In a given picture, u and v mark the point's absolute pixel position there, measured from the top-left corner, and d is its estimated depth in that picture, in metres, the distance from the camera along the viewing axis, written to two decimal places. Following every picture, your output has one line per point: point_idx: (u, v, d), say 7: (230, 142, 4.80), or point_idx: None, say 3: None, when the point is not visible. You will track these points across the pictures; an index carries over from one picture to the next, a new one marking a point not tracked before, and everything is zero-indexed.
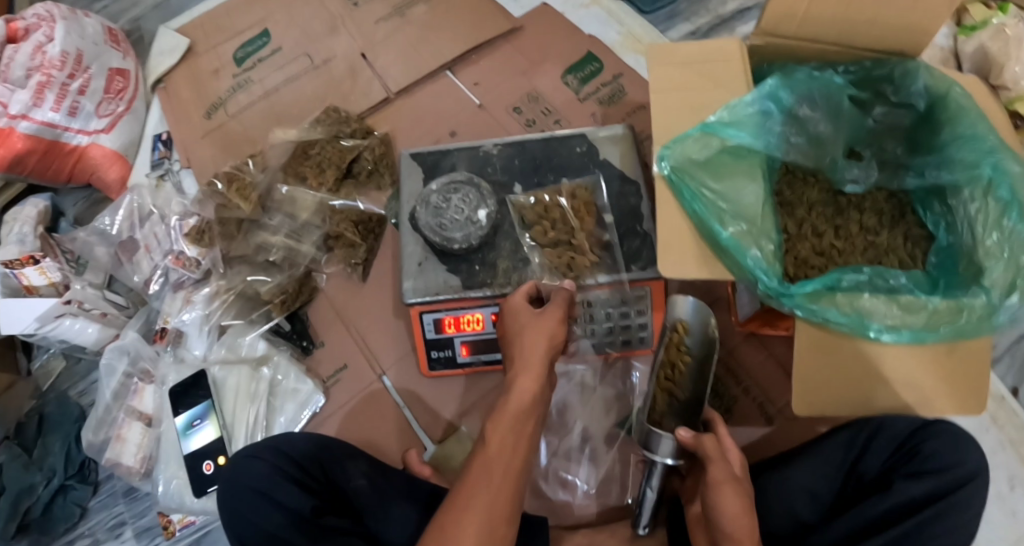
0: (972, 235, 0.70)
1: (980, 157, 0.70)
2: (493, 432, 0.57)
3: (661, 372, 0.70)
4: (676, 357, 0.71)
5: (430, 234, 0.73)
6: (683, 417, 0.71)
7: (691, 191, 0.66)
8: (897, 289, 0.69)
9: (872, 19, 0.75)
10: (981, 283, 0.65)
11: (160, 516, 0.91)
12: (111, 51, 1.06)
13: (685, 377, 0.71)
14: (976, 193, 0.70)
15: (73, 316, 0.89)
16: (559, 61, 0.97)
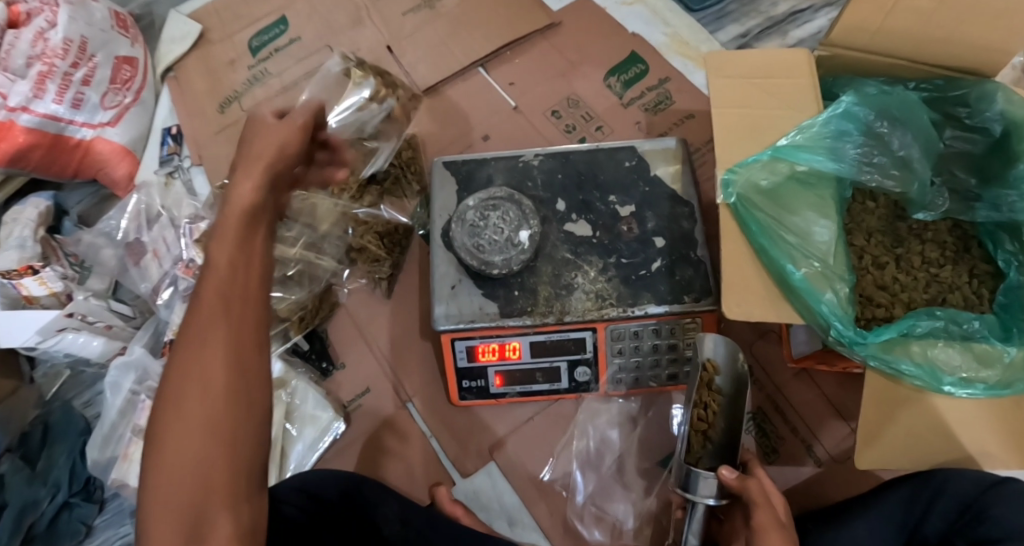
0: None
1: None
2: (220, 246, 0.51)
3: (694, 414, 0.64)
4: (708, 397, 0.64)
5: (465, 256, 0.67)
6: (722, 458, 0.64)
7: (760, 224, 0.61)
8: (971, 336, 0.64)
9: (953, 33, 0.69)
10: None
11: None
12: (119, 39, 0.99)
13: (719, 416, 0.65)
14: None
15: (76, 330, 0.83)
16: (600, 63, 0.90)
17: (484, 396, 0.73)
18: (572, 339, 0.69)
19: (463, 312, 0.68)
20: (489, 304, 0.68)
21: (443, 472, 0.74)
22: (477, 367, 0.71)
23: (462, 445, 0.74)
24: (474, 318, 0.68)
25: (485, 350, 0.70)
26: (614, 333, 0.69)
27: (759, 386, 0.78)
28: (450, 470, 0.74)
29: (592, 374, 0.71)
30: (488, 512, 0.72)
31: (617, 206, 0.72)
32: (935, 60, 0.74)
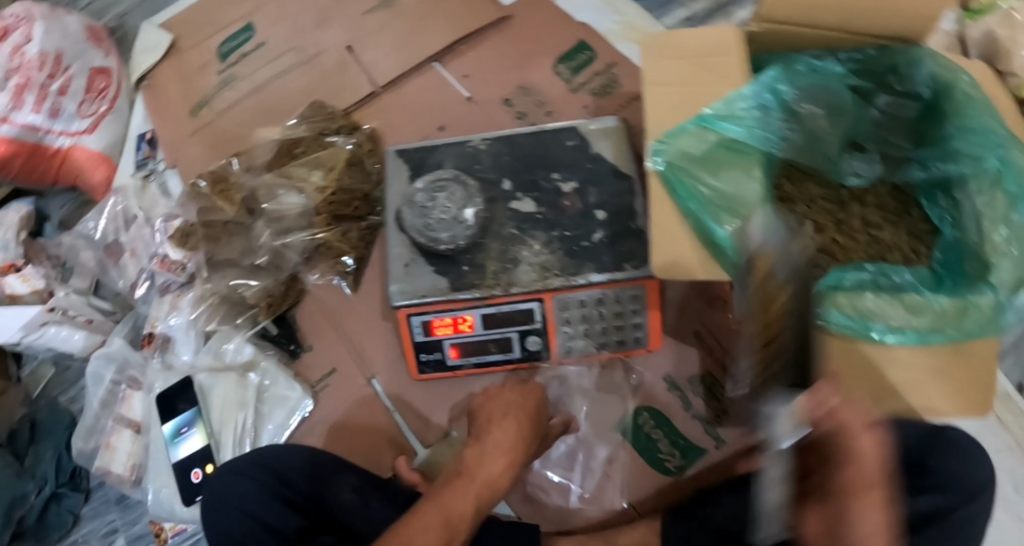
0: (978, 232, 0.66)
1: (986, 150, 0.68)
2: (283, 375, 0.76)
3: None
4: None
5: (415, 236, 0.71)
6: None
7: (686, 189, 0.64)
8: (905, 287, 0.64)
9: None
10: (987, 280, 0.62)
11: (153, 525, 0.89)
12: (93, 50, 1.03)
13: None
14: (982, 185, 0.67)
15: (58, 324, 0.88)
16: (551, 51, 0.94)
17: (441, 368, 0.77)
18: (521, 311, 0.72)
19: (417, 289, 0.72)
20: (440, 280, 0.72)
21: (405, 444, 0.78)
22: (433, 341, 0.75)
23: (426, 420, 0.78)
24: (426, 294, 0.71)
25: (440, 325, 0.73)
26: (561, 304, 0.72)
27: (709, 351, 0.77)
28: (412, 442, 0.77)
29: (543, 343, 0.74)
30: None
31: (560, 183, 0.75)
32: (862, 27, 0.77)
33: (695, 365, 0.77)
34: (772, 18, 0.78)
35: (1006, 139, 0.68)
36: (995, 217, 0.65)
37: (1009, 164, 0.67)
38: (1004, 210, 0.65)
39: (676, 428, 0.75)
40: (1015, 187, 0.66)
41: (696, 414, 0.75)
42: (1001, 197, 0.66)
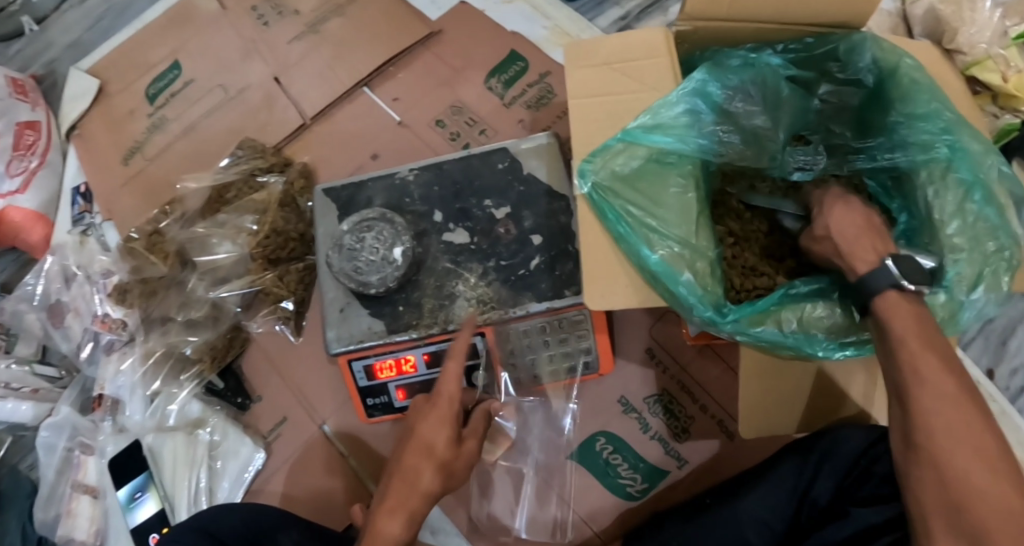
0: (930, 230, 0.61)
1: (937, 136, 0.62)
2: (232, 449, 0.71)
3: None
4: None
5: (345, 280, 0.68)
6: None
7: (614, 212, 0.60)
8: None
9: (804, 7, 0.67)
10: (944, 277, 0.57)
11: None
12: (18, 105, 1.01)
13: None
14: (933, 174, 0.62)
15: (2, 398, 0.86)
16: (481, 66, 0.91)
17: (390, 410, 0.74)
18: None
19: (354, 334, 0.70)
20: (376, 322, 0.70)
21: (361, 489, 0.76)
22: (378, 384, 0.73)
23: (379, 462, 0.76)
24: (364, 338, 0.69)
25: (382, 368, 0.72)
26: (502, 337, 0.70)
27: (663, 369, 0.74)
28: (369, 487, 0.76)
29: (490, 378, 0.71)
30: None
31: (493, 209, 0.73)
32: (796, 19, 0.69)
33: (651, 383, 0.74)
34: (702, 16, 0.68)
35: (952, 123, 0.62)
36: (950, 211, 0.60)
37: (959, 150, 0.61)
38: (957, 201, 0.60)
39: (635, 451, 0.72)
40: (967, 174, 0.60)
41: (656, 435, 0.72)
42: (953, 188, 0.60)
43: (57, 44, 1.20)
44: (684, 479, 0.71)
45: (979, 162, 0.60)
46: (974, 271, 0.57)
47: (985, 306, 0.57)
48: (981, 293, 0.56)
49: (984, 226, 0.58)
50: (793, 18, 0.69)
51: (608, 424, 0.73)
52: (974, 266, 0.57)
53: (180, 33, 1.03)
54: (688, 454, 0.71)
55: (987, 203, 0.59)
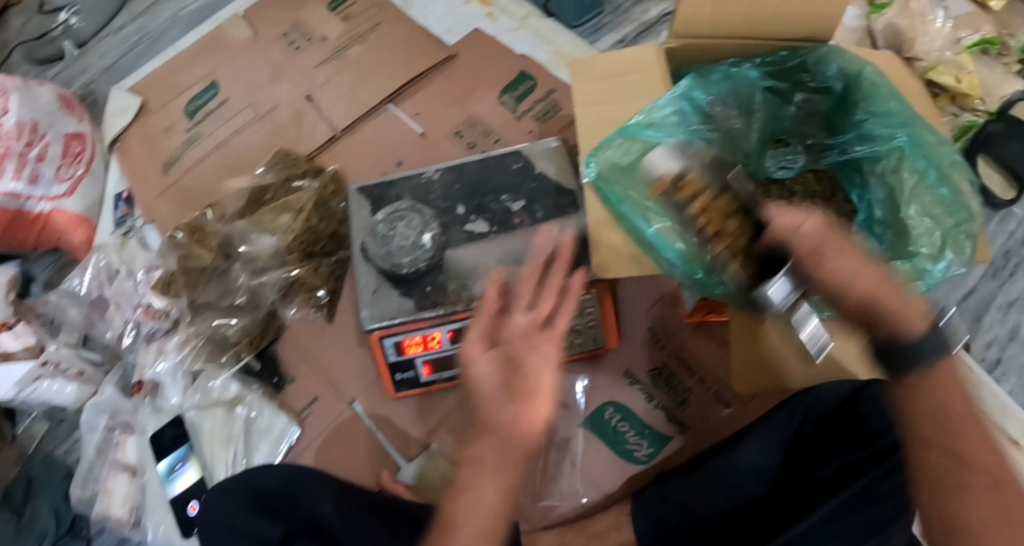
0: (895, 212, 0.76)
1: (894, 130, 0.76)
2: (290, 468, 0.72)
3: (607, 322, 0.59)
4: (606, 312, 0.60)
5: (380, 263, 0.77)
6: None
7: (617, 193, 0.70)
8: None
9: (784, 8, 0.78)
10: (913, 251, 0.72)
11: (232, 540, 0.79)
12: (65, 118, 1.09)
13: None
14: (893, 162, 0.76)
15: (51, 378, 0.93)
16: (493, 85, 1.01)
17: (416, 385, 0.82)
18: None
19: (384, 312, 0.78)
20: (405, 301, 0.78)
21: (389, 460, 0.83)
22: (406, 360, 0.80)
23: (404, 435, 0.84)
24: (394, 315, 0.77)
25: (411, 344, 0.79)
26: None
27: (661, 345, 0.85)
28: (395, 457, 0.83)
29: None
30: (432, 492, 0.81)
31: (509, 203, 0.82)
32: (773, 31, 0.82)
33: (651, 359, 0.84)
34: (691, 34, 0.82)
35: (909, 119, 0.76)
36: (909, 194, 0.75)
37: (915, 141, 0.75)
38: (915, 184, 0.75)
39: (641, 420, 0.82)
40: (923, 162, 0.74)
41: (658, 405, 0.82)
42: (909, 174, 0.75)
43: (93, 69, 1.29)
44: (686, 444, 0.80)
45: (933, 150, 0.74)
46: (936, 245, 0.71)
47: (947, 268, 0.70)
48: (945, 259, 0.71)
49: (937, 204, 0.73)
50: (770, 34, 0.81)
51: (616, 396, 0.83)
52: (935, 238, 0.72)
53: (213, 57, 1.12)
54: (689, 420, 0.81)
55: (940, 182, 0.73)
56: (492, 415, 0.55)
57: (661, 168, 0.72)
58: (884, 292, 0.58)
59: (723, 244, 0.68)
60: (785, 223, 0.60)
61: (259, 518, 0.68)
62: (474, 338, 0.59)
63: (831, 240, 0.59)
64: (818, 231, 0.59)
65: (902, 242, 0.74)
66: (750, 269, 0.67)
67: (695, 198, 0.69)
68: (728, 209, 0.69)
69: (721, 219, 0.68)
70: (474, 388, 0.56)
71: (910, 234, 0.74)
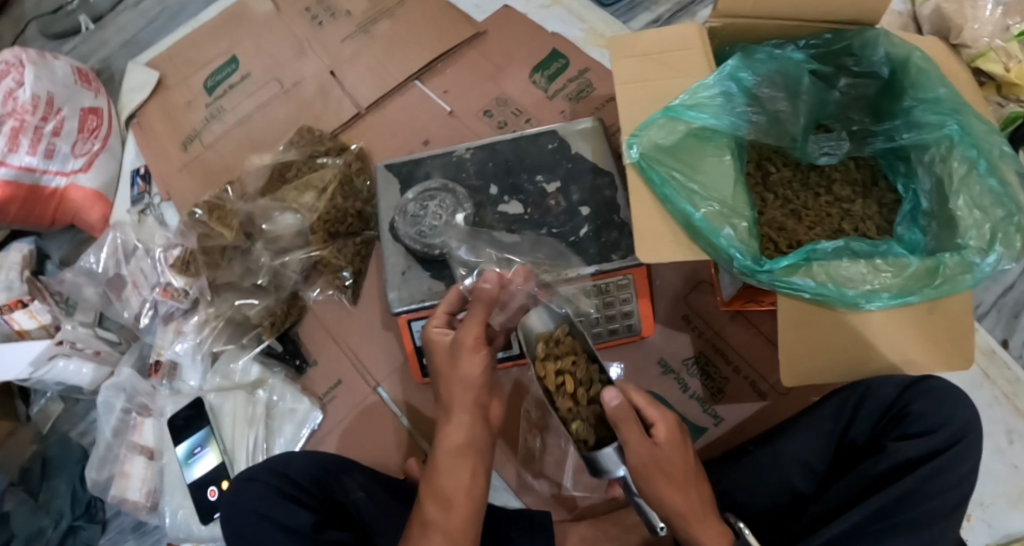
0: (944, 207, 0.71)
1: (943, 118, 0.71)
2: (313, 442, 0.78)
3: (557, 392, 0.63)
4: (549, 370, 0.63)
5: (411, 243, 0.75)
6: (596, 426, 0.61)
7: (660, 176, 0.67)
8: (880, 251, 0.69)
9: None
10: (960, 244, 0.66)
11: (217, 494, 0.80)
12: (82, 92, 1.06)
13: (576, 386, 0.62)
14: (942, 151, 0.71)
15: (67, 357, 0.90)
16: (524, 63, 0.98)
17: None
18: None
19: (415, 295, 0.75)
20: (436, 284, 0.75)
21: (414, 446, 0.81)
22: None
23: (431, 422, 0.81)
24: (424, 298, 0.75)
25: None
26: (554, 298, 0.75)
27: (698, 332, 0.83)
28: (420, 444, 0.81)
29: None
30: None
31: (544, 183, 0.79)
32: (815, 15, 0.77)
33: (688, 346, 0.83)
34: (731, 13, 0.76)
35: (959, 106, 0.70)
36: (957, 184, 0.69)
37: (965, 130, 0.69)
38: (964, 173, 0.69)
39: (675, 410, 0.81)
40: (973, 151, 0.69)
41: (694, 395, 0.81)
42: (958, 163, 0.69)
43: (111, 43, 1.26)
44: (721, 437, 0.80)
45: (982, 140, 0.69)
46: (986, 236, 0.65)
47: (997, 267, 0.64)
48: (993, 256, 0.64)
49: (993, 193, 0.67)
50: (819, 15, 0.77)
51: (651, 386, 0.82)
52: (987, 230, 0.65)
53: (234, 31, 1.09)
54: (724, 412, 0.80)
55: (991, 173, 0.67)
56: (480, 404, 0.61)
57: (539, 327, 0.65)
58: (693, 511, 0.58)
59: (579, 415, 0.62)
60: (641, 440, 0.56)
61: (286, 507, 0.64)
62: (470, 336, 0.61)
63: (681, 470, 0.58)
64: (671, 443, 0.58)
65: (948, 233, 0.69)
66: (594, 427, 0.61)
67: (570, 358, 0.63)
68: (594, 373, 0.62)
69: (586, 381, 0.62)
70: (465, 377, 0.61)
71: (957, 225, 0.67)
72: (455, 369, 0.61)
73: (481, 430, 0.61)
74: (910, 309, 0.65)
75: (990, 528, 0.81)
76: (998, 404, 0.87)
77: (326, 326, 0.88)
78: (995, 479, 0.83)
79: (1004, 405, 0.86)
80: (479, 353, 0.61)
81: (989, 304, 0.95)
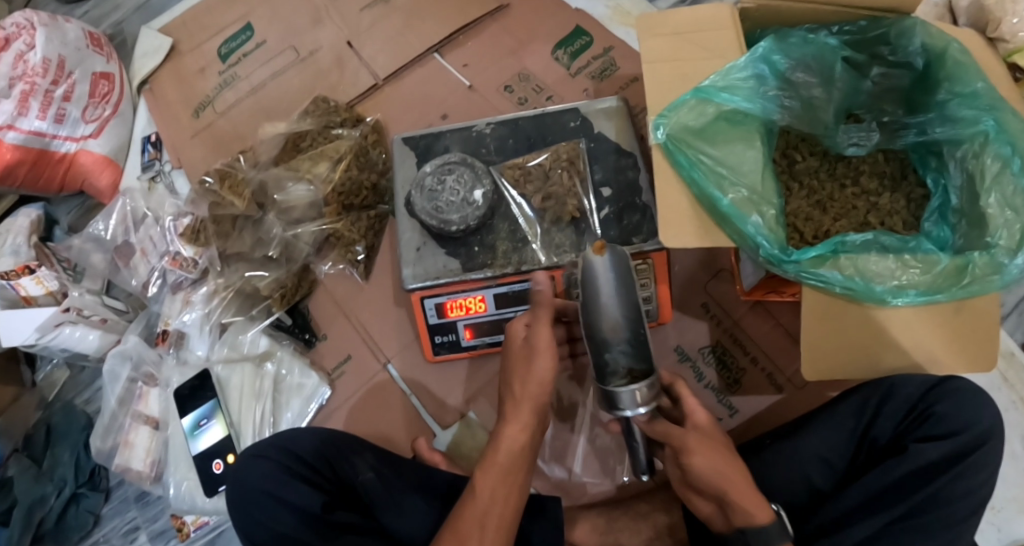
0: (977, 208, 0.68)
1: (979, 113, 0.68)
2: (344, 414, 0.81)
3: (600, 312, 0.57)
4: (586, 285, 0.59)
5: (426, 219, 0.72)
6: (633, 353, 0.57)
7: (687, 158, 0.65)
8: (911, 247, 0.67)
9: None
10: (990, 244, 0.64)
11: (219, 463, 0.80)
12: (94, 56, 1.03)
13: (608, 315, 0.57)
14: (975, 147, 0.69)
15: (73, 324, 0.90)
16: (547, 39, 0.96)
17: (456, 349, 0.78)
18: (533, 289, 0.74)
19: (430, 272, 0.73)
20: (451, 261, 0.73)
21: (423, 426, 0.80)
22: (447, 322, 0.76)
23: (441, 403, 0.80)
24: (439, 276, 0.73)
25: (453, 306, 0.75)
26: None
27: (717, 322, 0.82)
28: (430, 424, 0.79)
29: None
30: (468, 459, 0.77)
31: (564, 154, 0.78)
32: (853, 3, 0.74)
33: (705, 335, 0.81)
34: None
35: (996, 103, 0.68)
36: (989, 182, 0.67)
37: (1001, 126, 0.67)
38: (996, 172, 0.67)
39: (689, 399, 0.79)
40: (1007, 149, 0.66)
41: (708, 384, 0.80)
42: (992, 160, 0.67)
43: (124, 7, 1.23)
44: (734, 428, 0.78)
45: (1018, 138, 0.66)
46: (1017, 237, 0.63)
47: None
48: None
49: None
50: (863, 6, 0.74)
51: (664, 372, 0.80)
52: (1017, 232, 0.63)
53: None
54: (739, 403, 0.79)
55: None
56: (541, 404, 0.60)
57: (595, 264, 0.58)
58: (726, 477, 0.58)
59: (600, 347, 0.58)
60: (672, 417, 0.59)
61: (296, 488, 0.63)
62: (544, 341, 0.60)
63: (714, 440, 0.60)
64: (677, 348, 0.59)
65: (978, 232, 0.67)
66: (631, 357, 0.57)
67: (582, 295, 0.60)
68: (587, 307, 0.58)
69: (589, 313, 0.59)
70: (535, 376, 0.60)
71: (987, 224, 0.65)
72: (528, 367, 0.60)
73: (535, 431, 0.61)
74: (935, 307, 0.63)
75: (999, 533, 0.80)
76: (1015, 407, 0.85)
77: (337, 303, 0.86)
78: (1007, 484, 0.81)
79: (1021, 410, 0.85)
80: (551, 353, 0.60)
81: (1011, 306, 0.93)
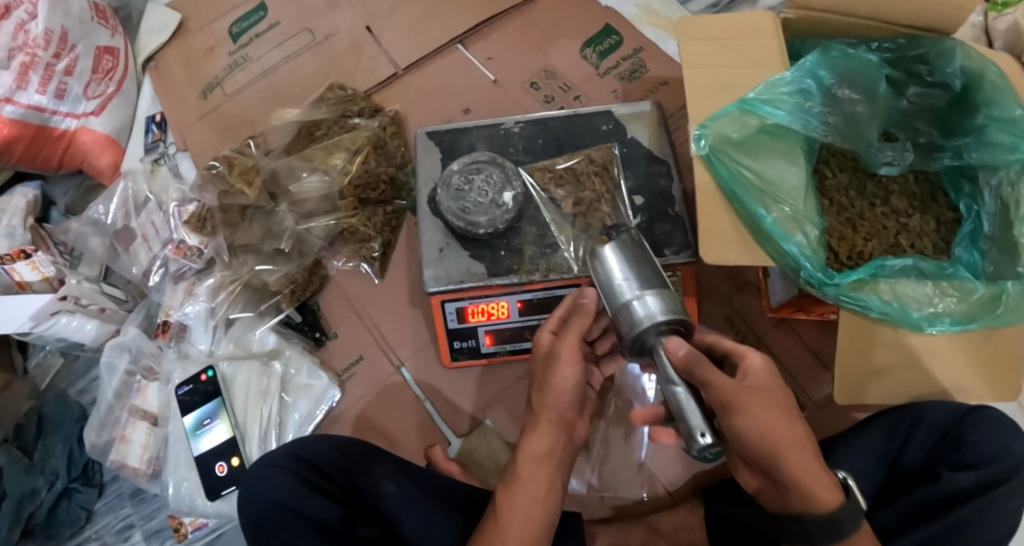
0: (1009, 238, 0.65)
1: (1016, 140, 0.67)
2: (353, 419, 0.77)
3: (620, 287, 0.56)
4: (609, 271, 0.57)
5: (452, 219, 0.68)
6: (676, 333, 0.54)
7: (728, 170, 0.62)
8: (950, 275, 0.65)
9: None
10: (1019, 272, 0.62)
11: (218, 466, 0.76)
12: (98, 29, 0.98)
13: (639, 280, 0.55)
14: (1011, 175, 0.67)
15: (70, 313, 0.85)
16: (575, 35, 0.93)
17: (475, 355, 0.75)
18: (558, 297, 0.71)
19: (452, 275, 0.70)
20: (475, 265, 0.70)
21: (436, 433, 0.76)
22: (468, 328, 0.73)
23: (455, 409, 0.77)
24: (462, 280, 0.69)
25: (474, 311, 0.72)
26: None
27: (741, 337, 0.79)
28: (445, 431, 0.76)
29: None
30: (483, 470, 0.74)
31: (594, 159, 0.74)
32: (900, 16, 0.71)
33: None
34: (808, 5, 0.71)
35: None
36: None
37: None
38: None
39: None
40: None
41: None
42: None
43: None
44: None
45: None
46: None
47: None
48: None
49: None
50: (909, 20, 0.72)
51: None
52: None
53: None
54: None
55: None
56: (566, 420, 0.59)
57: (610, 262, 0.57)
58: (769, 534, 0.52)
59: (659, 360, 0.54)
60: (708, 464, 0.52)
61: (312, 501, 0.60)
62: (568, 350, 0.57)
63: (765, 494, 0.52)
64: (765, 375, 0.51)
65: (1009, 260, 0.65)
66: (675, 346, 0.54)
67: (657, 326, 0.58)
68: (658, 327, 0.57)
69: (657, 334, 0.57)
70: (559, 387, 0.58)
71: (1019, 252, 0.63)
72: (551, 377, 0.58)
73: (561, 445, 0.59)
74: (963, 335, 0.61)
75: None
76: None
77: (348, 300, 0.83)
78: None
79: None
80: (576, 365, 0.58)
81: None
